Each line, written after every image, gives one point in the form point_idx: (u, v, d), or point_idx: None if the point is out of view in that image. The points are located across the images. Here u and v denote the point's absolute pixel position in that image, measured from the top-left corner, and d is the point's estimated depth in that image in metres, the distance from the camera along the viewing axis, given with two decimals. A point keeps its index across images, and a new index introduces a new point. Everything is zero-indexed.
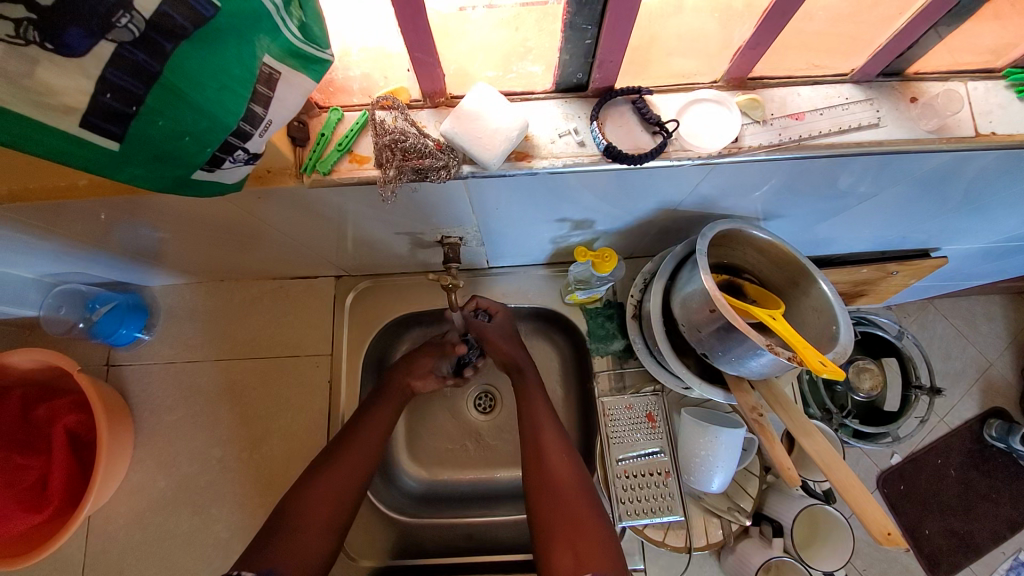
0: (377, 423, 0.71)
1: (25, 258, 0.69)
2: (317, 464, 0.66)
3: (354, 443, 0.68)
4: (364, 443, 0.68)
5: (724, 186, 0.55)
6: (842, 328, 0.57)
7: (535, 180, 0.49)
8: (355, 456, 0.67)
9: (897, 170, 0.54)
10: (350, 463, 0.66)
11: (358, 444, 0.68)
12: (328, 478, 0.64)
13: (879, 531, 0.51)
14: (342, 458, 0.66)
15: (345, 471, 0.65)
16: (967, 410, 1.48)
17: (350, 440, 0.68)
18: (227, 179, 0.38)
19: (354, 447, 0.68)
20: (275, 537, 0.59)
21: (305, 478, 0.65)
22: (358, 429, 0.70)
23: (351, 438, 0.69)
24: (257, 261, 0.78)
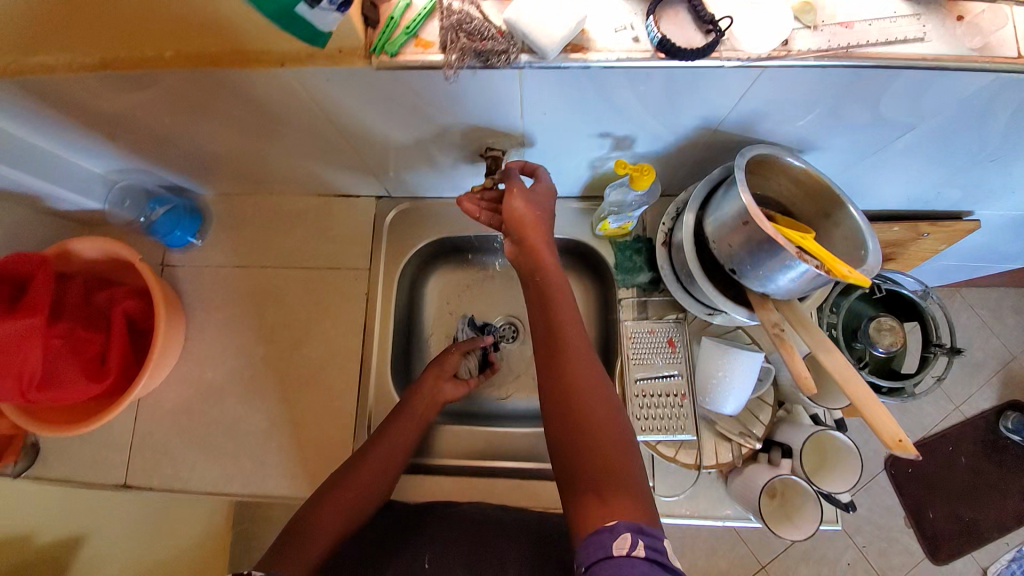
0: (399, 428, 0.74)
1: (100, 147, 0.75)
2: (339, 474, 0.69)
3: (378, 449, 0.72)
4: (386, 453, 0.72)
5: (767, 101, 0.56)
6: (870, 252, 0.60)
7: (587, 76, 0.52)
8: (377, 467, 0.70)
9: (938, 97, 0.55)
10: (369, 475, 0.69)
11: (383, 449, 0.72)
12: (350, 483, 0.67)
13: (890, 437, 0.52)
14: (364, 467, 0.69)
15: (366, 479, 0.69)
16: (983, 399, 1.53)
17: (376, 449, 0.72)
18: (321, 23, 0.45)
19: (375, 458, 0.71)
20: (294, 540, 0.61)
21: (322, 490, 0.67)
22: (374, 448, 0.72)
23: (375, 445, 0.72)
24: (310, 176, 0.83)
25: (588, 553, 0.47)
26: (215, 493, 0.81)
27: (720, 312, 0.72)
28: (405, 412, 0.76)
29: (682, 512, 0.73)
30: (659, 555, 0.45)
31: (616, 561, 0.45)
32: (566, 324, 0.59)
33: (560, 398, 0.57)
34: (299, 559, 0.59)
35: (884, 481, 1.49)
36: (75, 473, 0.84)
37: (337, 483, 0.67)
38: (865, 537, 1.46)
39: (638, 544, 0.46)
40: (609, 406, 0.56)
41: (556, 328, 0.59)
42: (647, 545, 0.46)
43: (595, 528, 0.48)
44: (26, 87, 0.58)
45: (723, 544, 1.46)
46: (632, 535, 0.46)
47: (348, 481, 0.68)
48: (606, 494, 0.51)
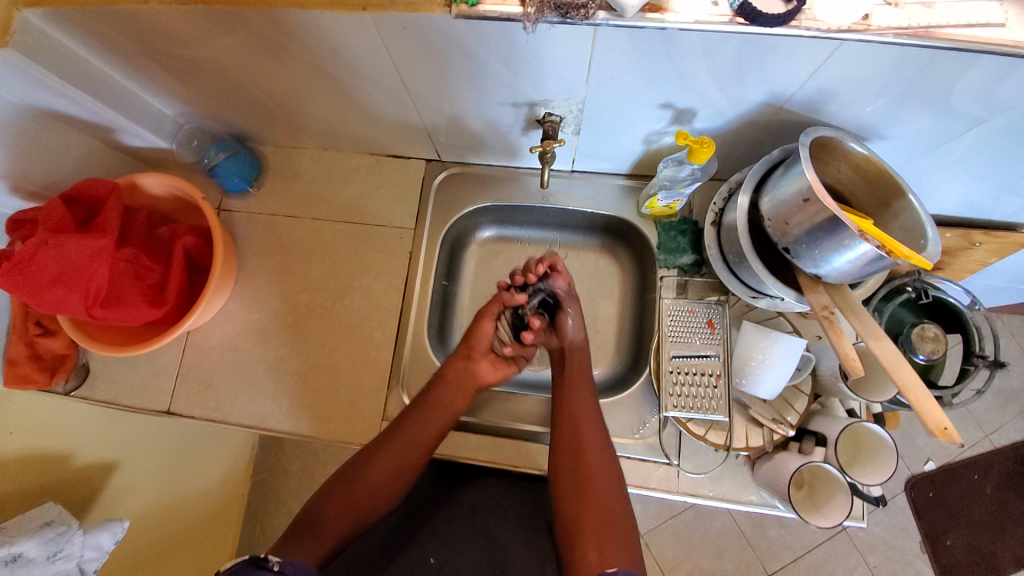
0: (423, 425, 0.72)
1: (175, 88, 0.79)
2: (359, 464, 0.70)
3: (397, 445, 0.71)
4: (407, 452, 0.71)
5: (840, 79, 0.56)
6: (931, 241, 0.59)
7: (660, 37, 0.52)
8: (391, 467, 0.70)
9: (1019, 88, 0.53)
10: (385, 475, 0.70)
11: (405, 446, 0.71)
12: (366, 480, 0.69)
13: (936, 425, 0.53)
14: (380, 464, 0.70)
15: (384, 478, 0.70)
16: (1017, 431, 1.48)
17: (396, 447, 0.71)
18: None
19: (390, 458, 0.70)
20: (313, 533, 0.64)
21: (341, 479, 0.70)
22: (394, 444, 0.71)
23: (396, 436, 0.71)
24: (365, 133, 0.86)
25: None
26: (250, 428, 0.85)
27: (765, 295, 0.71)
28: (432, 407, 0.73)
29: (705, 492, 0.74)
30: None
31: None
32: (580, 409, 0.73)
33: (568, 467, 0.70)
34: (310, 549, 0.62)
35: (903, 502, 1.46)
36: (120, 396, 0.89)
37: (359, 469, 0.70)
38: (877, 556, 1.43)
39: None
40: (608, 475, 0.69)
41: (566, 408, 0.74)
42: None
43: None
44: (118, 17, 0.62)
45: (730, 546, 1.45)
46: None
47: (364, 477, 0.69)
48: (604, 554, 0.65)
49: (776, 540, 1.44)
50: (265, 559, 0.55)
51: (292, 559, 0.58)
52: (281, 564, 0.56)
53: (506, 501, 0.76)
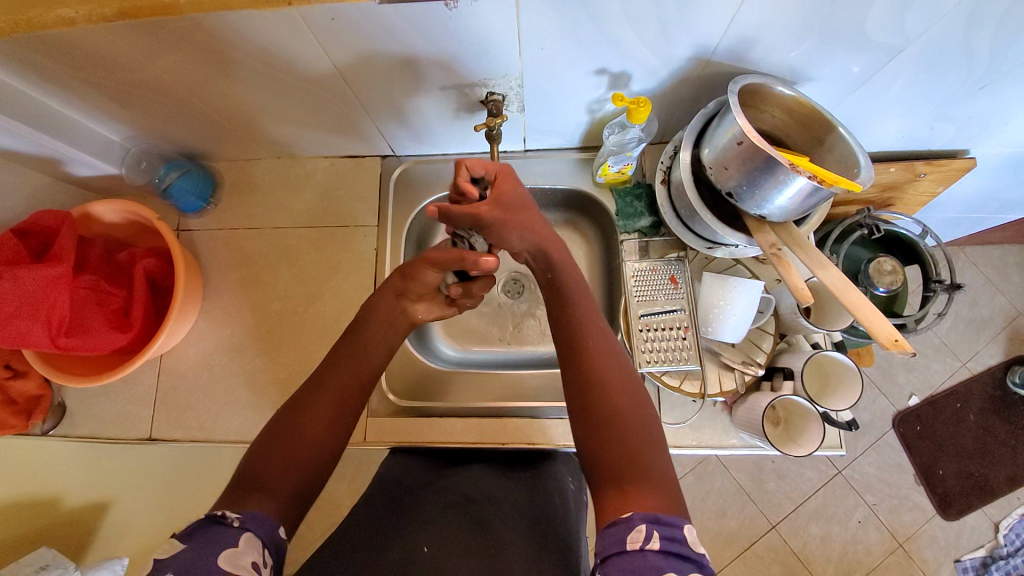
0: (347, 370, 0.67)
1: (115, 112, 0.78)
2: (286, 420, 0.61)
3: (336, 378, 0.65)
4: (333, 395, 0.64)
5: (756, 25, 0.58)
6: (862, 168, 0.62)
7: (580, 1, 0.54)
8: (324, 417, 0.62)
9: (922, 14, 0.56)
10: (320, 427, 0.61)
11: (331, 389, 0.64)
12: (301, 429, 0.60)
13: (887, 338, 0.56)
14: (310, 414, 0.61)
15: (317, 432, 0.61)
16: (990, 356, 1.54)
17: (323, 392, 0.64)
18: None
19: (325, 401, 0.63)
20: (251, 491, 0.54)
21: (271, 434, 0.60)
22: (340, 366, 0.67)
23: (326, 373, 0.66)
24: (317, 135, 0.86)
25: (608, 543, 0.48)
26: (237, 442, 0.85)
27: (720, 244, 0.74)
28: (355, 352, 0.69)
29: (688, 442, 0.76)
30: (676, 546, 0.46)
31: (631, 553, 0.46)
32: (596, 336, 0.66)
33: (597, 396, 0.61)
34: (269, 498, 0.54)
35: (892, 439, 1.50)
36: (101, 429, 0.88)
37: (299, 410, 0.62)
38: (874, 495, 1.47)
39: (652, 536, 0.47)
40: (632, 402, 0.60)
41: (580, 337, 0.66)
42: (661, 536, 0.47)
43: (612, 520, 0.50)
44: (45, 42, 0.61)
45: (732, 505, 1.48)
46: (647, 526, 0.48)
47: (315, 404, 0.62)
48: (628, 483, 0.53)
49: (775, 492, 1.48)
50: (223, 514, 0.50)
51: (252, 512, 0.52)
52: (241, 519, 0.51)
53: (503, 495, 0.74)
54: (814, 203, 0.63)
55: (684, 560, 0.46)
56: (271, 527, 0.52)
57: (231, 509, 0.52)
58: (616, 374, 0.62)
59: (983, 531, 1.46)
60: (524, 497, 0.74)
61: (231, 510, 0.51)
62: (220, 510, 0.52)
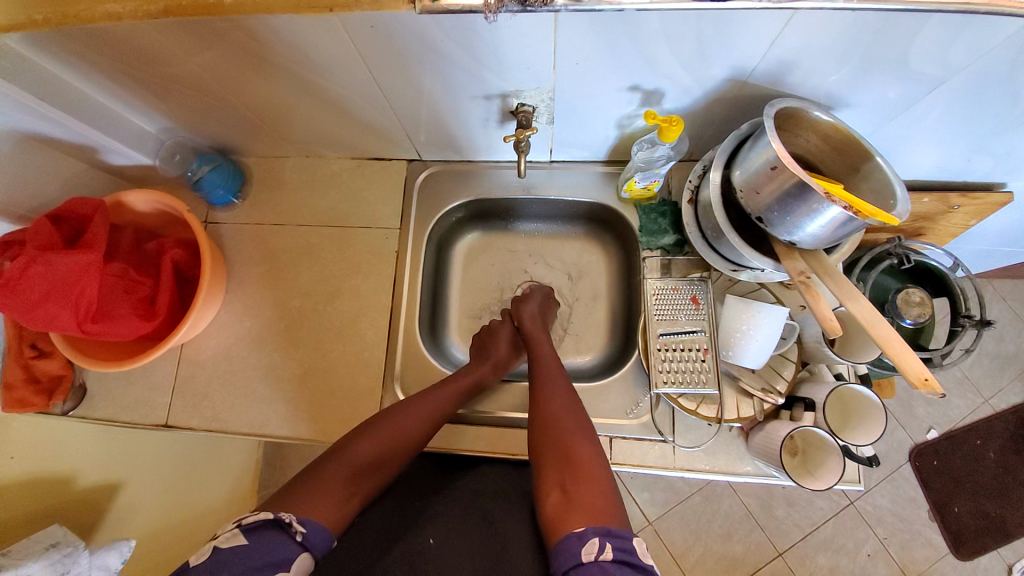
0: (410, 415, 0.72)
1: (153, 104, 0.80)
2: (348, 445, 0.67)
3: (403, 418, 0.71)
4: (395, 435, 0.69)
5: (798, 49, 0.57)
6: (899, 200, 0.61)
7: (620, 19, 0.54)
8: (382, 449, 0.68)
9: (971, 45, 0.54)
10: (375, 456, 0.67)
11: (393, 427, 0.70)
12: (361, 453, 0.66)
13: (916, 377, 0.54)
14: (373, 446, 0.68)
15: (375, 463, 0.67)
16: (1016, 394, 1.49)
17: (386, 431, 0.69)
18: None
19: (387, 437, 0.69)
20: (308, 497, 0.60)
21: (335, 454, 0.66)
22: (412, 407, 0.73)
23: (400, 412, 0.72)
24: (346, 136, 0.87)
25: (564, 559, 0.52)
26: (250, 435, 0.85)
27: (745, 268, 0.73)
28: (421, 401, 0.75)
29: (701, 467, 0.75)
30: (626, 556, 0.51)
31: (586, 565, 0.50)
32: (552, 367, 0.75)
33: (546, 415, 0.68)
34: (326, 509, 0.60)
35: (907, 472, 1.46)
36: (119, 413, 0.90)
37: (365, 436, 0.68)
38: (886, 528, 1.44)
39: (604, 547, 0.51)
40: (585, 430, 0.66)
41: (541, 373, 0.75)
42: (614, 547, 0.52)
43: (564, 533, 0.54)
44: (91, 35, 0.63)
45: (738, 529, 1.45)
46: (600, 538, 0.52)
47: (382, 434, 0.69)
48: (571, 489, 0.59)
49: (783, 519, 1.45)
50: (288, 523, 0.56)
51: (314, 526, 0.57)
52: (304, 533, 0.56)
53: (511, 488, 0.75)
54: (849, 235, 0.61)
55: (636, 570, 0.51)
56: (328, 543, 0.58)
57: (294, 516, 0.57)
58: (572, 405, 0.69)
59: (997, 574, 1.41)
60: (531, 488, 0.76)
61: (296, 518, 0.56)
62: (279, 511, 0.57)
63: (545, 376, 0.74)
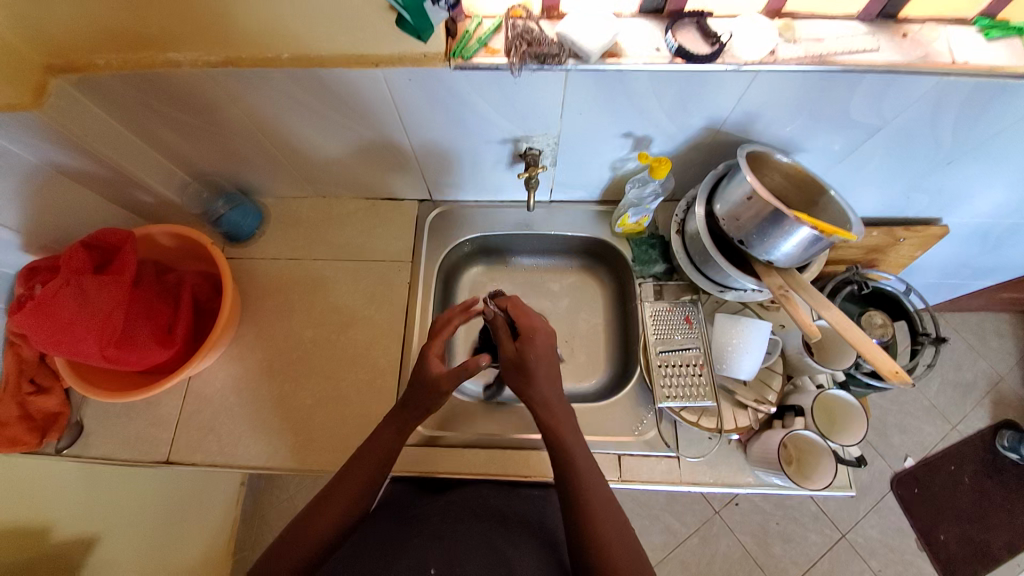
0: (361, 470, 0.71)
1: (186, 146, 0.86)
2: (307, 513, 0.68)
3: (347, 479, 0.70)
4: (347, 491, 0.69)
5: (761, 102, 0.70)
6: (854, 223, 0.72)
7: (619, 78, 0.65)
8: (338, 509, 0.68)
9: (895, 99, 0.68)
10: (329, 523, 0.67)
11: (346, 485, 0.70)
12: (313, 523, 0.66)
13: (888, 369, 0.63)
14: (326, 511, 0.67)
15: (326, 529, 0.66)
16: (979, 419, 1.60)
17: (339, 488, 0.70)
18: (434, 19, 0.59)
19: (335, 501, 0.68)
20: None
21: (295, 526, 0.67)
22: (360, 458, 0.72)
23: (349, 468, 0.72)
24: (364, 178, 0.95)
25: None
26: (256, 468, 0.84)
27: (731, 288, 0.82)
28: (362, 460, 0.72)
29: (706, 479, 0.79)
30: None
31: None
32: (585, 467, 0.68)
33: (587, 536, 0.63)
34: None
35: (892, 501, 1.51)
36: (116, 450, 0.87)
37: (316, 507, 0.68)
38: (880, 561, 1.45)
39: None
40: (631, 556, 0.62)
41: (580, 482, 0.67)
42: None
43: None
44: (150, 81, 0.70)
45: (738, 569, 1.44)
46: None
47: (329, 501, 0.68)
48: None
49: (781, 556, 1.45)
50: None
51: None
52: None
53: (511, 513, 0.77)
54: (821, 251, 0.71)
55: None
56: None
57: None
58: (617, 526, 0.64)
59: None
60: (534, 518, 0.78)
61: None
62: None
63: (581, 482, 0.66)
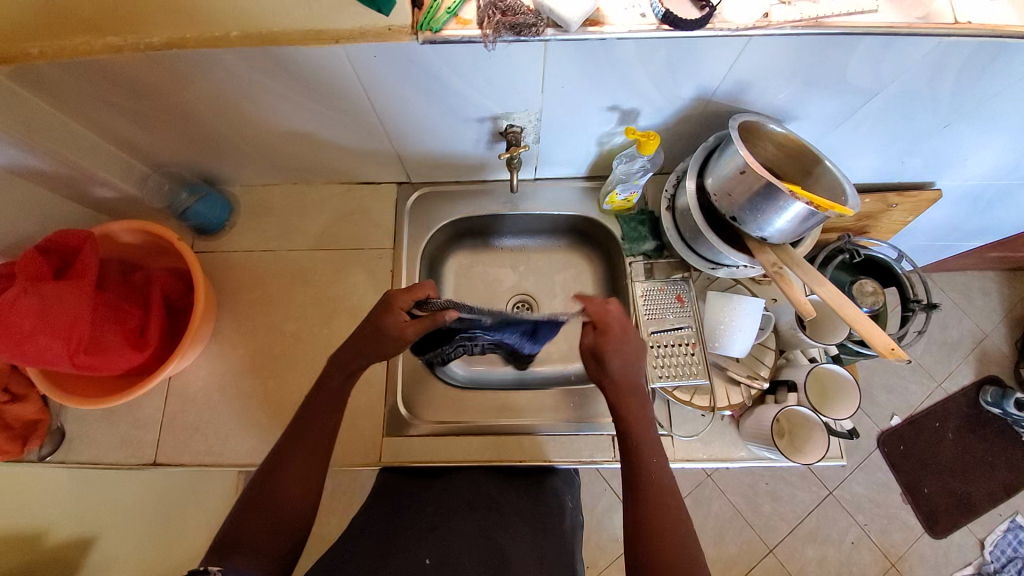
0: (310, 435, 0.69)
1: (142, 136, 0.80)
2: (265, 483, 0.66)
3: (302, 441, 0.69)
4: (302, 454, 0.68)
5: (754, 69, 0.66)
6: (850, 196, 0.69)
7: (602, 47, 0.61)
8: (302, 470, 0.67)
9: (894, 62, 0.64)
10: (296, 487, 0.66)
11: (304, 454, 0.68)
12: (280, 486, 0.66)
13: (884, 346, 0.62)
14: (288, 477, 0.66)
15: (295, 499, 0.66)
16: (963, 376, 1.63)
17: (295, 450, 0.68)
18: None
19: (295, 464, 0.67)
20: (241, 552, 0.61)
21: (250, 499, 0.65)
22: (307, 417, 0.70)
23: (302, 425, 0.70)
24: (337, 161, 0.90)
25: None
26: (247, 466, 0.83)
27: (723, 265, 0.80)
28: (311, 419, 0.70)
29: (699, 456, 0.79)
30: None
31: None
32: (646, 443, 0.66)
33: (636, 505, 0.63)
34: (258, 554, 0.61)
35: (878, 458, 1.56)
36: (102, 455, 0.85)
37: (277, 469, 0.67)
38: (865, 515, 1.51)
39: None
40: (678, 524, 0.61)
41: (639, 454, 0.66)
42: None
43: None
44: (91, 69, 0.64)
45: (730, 528, 1.49)
46: None
47: (292, 461, 0.67)
48: None
49: (771, 514, 1.50)
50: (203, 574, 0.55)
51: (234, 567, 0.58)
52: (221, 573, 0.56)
53: (504, 502, 0.77)
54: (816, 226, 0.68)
55: None
56: None
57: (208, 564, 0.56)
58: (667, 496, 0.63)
59: (970, 548, 1.50)
60: (524, 505, 0.77)
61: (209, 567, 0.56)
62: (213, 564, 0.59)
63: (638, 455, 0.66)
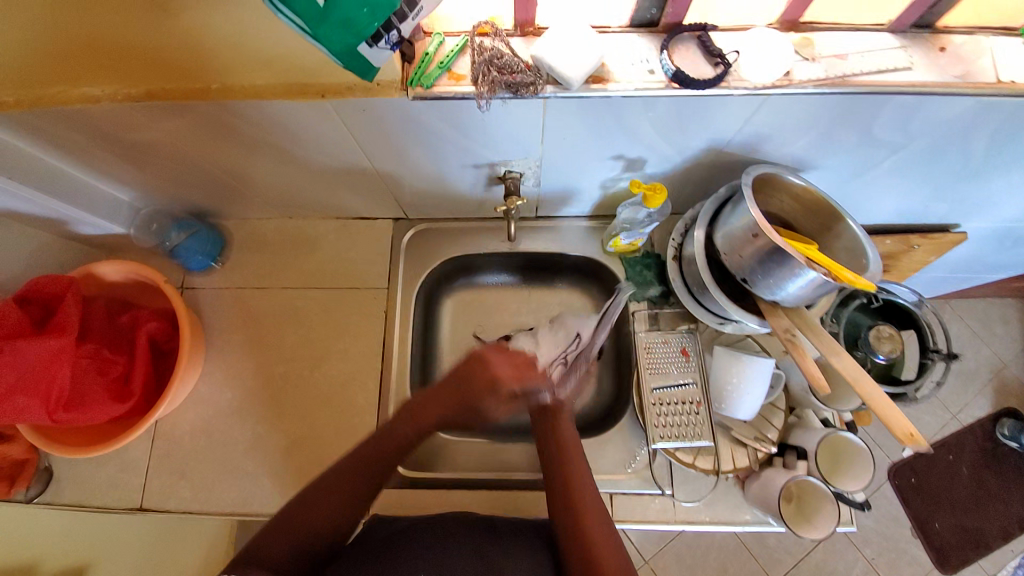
0: (365, 453, 0.67)
1: (129, 176, 0.78)
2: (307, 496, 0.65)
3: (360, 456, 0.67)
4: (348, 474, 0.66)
5: (771, 124, 0.61)
6: (871, 260, 0.64)
7: (606, 104, 0.56)
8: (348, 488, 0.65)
9: (925, 120, 0.59)
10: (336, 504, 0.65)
11: (351, 474, 0.66)
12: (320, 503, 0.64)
13: (901, 431, 0.57)
14: (329, 494, 0.65)
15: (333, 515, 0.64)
16: (979, 408, 1.57)
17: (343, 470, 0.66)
18: (376, 60, 0.45)
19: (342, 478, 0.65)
20: (261, 562, 0.60)
21: (294, 506, 0.64)
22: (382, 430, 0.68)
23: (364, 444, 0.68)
24: (329, 198, 0.86)
25: None
26: (234, 514, 0.81)
27: (731, 321, 0.75)
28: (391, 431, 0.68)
29: (702, 518, 0.75)
30: None
31: None
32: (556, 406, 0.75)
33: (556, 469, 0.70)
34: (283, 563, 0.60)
35: (888, 492, 1.51)
36: (88, 497, 0.84)
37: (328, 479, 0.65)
38: (873, 549, 1.47)
39: None
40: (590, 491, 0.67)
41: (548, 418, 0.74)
42: None
43: None
44: (68, 117, 0.61)
45: (732, 561, 1.45)
46: None
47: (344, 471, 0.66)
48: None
49: (775, 547, 1.46)
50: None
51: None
52: None
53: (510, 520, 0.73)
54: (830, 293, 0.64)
55: None
56: None
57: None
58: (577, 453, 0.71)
59: None
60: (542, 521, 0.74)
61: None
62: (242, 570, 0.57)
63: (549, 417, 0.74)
